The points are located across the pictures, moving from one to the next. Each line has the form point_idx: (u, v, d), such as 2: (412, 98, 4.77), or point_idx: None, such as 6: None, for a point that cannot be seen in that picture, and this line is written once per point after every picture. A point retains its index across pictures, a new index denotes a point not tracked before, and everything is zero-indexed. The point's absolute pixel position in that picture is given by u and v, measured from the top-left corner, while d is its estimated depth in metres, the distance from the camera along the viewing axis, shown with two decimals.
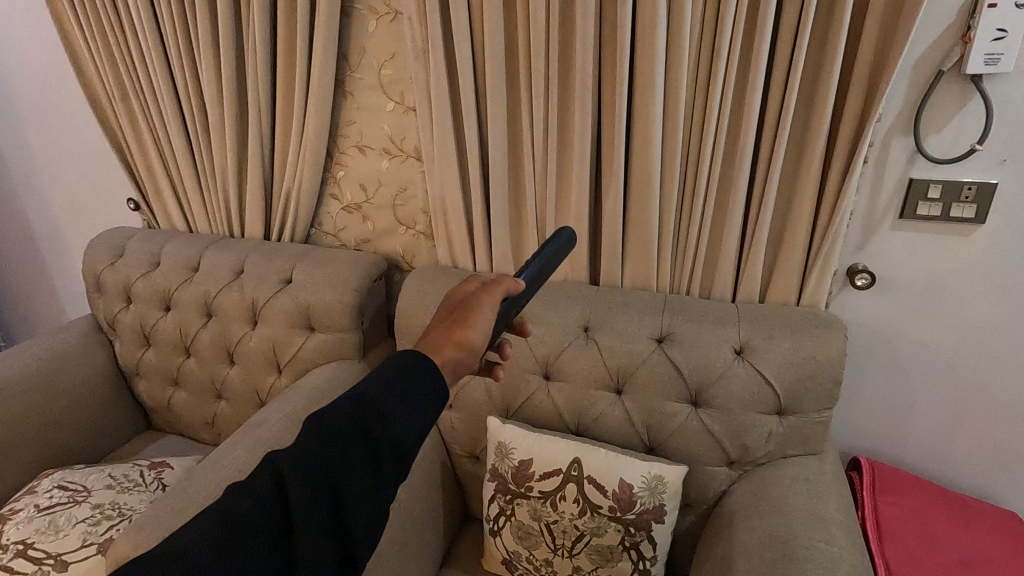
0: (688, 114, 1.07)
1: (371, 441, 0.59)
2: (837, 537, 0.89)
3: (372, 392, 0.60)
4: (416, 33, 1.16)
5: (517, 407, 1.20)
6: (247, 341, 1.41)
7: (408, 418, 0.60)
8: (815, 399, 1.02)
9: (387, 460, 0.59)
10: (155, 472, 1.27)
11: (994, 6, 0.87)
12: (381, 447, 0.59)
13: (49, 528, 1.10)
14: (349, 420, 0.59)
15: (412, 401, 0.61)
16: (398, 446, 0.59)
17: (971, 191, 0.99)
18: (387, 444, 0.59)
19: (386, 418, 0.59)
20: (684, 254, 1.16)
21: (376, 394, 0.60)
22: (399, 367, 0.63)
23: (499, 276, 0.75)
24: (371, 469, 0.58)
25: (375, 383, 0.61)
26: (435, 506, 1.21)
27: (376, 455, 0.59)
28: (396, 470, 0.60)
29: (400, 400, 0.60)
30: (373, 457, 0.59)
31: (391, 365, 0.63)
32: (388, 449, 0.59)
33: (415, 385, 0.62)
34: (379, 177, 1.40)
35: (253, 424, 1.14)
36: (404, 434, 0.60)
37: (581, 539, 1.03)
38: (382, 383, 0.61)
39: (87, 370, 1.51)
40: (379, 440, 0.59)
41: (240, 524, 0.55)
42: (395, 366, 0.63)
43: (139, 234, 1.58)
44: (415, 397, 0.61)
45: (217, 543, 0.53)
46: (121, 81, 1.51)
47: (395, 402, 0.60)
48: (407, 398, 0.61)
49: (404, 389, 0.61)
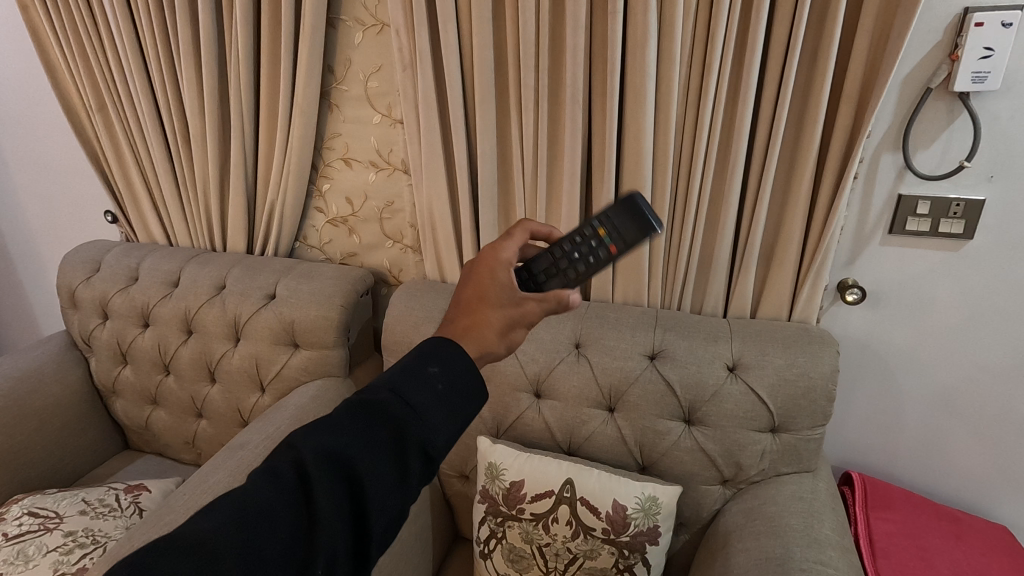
0: (680, 129, 1.06)
1: (400, 433, 0.50)
2: (833, 557, 0.88)
3: (408, 387, 0.52)
4: (404, 45, 1.14)
5: (507, 426, 1.18)
6: (228, 358, 1.37)
7: (444, 420, 0.52)
8: (808, 417, 1.01)
9: (413, 460, 0.50)
10: (132, 496, 1.22)
11: (980, 24, 0.87)
12: (407, 439, 0.50)
13: (18, 557, 1.05)
14: (376, 414, 0.51)
15: (449, 400, 0.52)
16: (426, 445, 0.51)
17: (959, 207, 0.99)
18: (415, 442, 0.50)
19: (419, 415, 0.51)
20: (675, 271, 1.15)
21: (411, 389, 0.51)
22: (438, 361, 0.54)
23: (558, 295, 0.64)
24: (397, 467, 0.50)
25: (408, 375, 0.53)
26: (425, 528, 1.18)
27: (398, 449, 0.50)
28: (422, 471, 0.51)
29: (434, 402, 0.51)
30: (400, 453, 0.50)
31: (432, 359, 0.54)
32: (416, 447, 0.50)
33: (451, 383, 0.53)
34: (365, 190, 1.37)
35: (234, 446, 1.10)
36: (436, 433, 0.51)
37: (575, 561, 1.01)
38: (413, 371, 0.53)
39: (60, 390, 1.46)
40: (407, 438, 0.50)
41: (259, 518, 0.46)
42: (433, 358, 0.54)
43: (118, 247, 1.54)
44: (454, 401, 0.52)
45: (235, 552, 0.45)
46: (97, 90, 1.47)
47: (429, 400, 0.51)
48: (443, 399, 0.52)
49: (439, 386, 0.52)
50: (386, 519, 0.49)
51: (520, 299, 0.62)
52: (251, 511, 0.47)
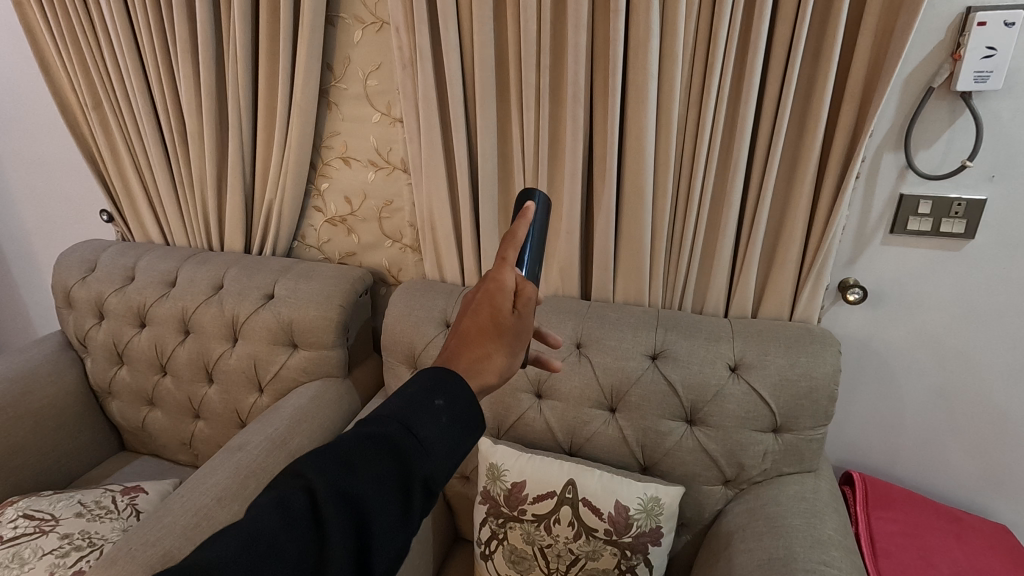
0: (681, 127, 1.05)
1: (407, 465, 0.50)
2: (836, 558, 0.87)
3: (415, 419, 0.51)
4: (404, 44, 1.13)
5: (508, 427, 1.17)
6: (225, 358, 1.35)
7: (447, 454, 0.52)
8: (811, 416, 1.01)
9: (417, 492, 0.50)
10: (128, 498, 1.21)
11: (983, 24, 0.87)
12: (415, 473, 0.50)
13: (12, 560, 1.04)
14: (381, 445, 0.50)
15: (453, 436, 0.52)
16: (430, 480, 0.51)
17: (960, 207, 0.99)
18: (419, 479, 0.50)
19: (424, 447, 0.51)
20: (676, 270, 1.15)
21: (418, 423, 0.51)
22: (446, 394, 0.53)
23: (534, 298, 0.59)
24: (401, 500, 0.49)
25: (415, 407, 0.52)
26: (425, 531, 1.17)
27: (402, 482, 0.50)
28: (424, 506, 0.51)
29: (437, 436, 0.52)
30: (405, 488, 0.50)
31: (441, 393, 0.53)
32: (420, 483, 0.50)
33: (457, 416, 0.53)
34: (364, 189, 1.36)
35: (233, 447, 1.09)
36: (438, 470, 0.52)
37: (576, 563, 1.00)
38: (420, 404, 0.52)
39: (55, 390, 1.44)
40: (414, 468, 0.50)
41: (267, 548, 0.45)
42: (439, 391, 0.53)
43: (114, 246, 1.53)
44: (457, 435, 0.53)
45: None
46: (92, 87, 1.46)
47: (434, 436, 0.51)
48: (448, 433, 0.52)
49: (445, 419, 0.52)
50: (389, 558, 0.48)
51: (525, 327, 0.58)
52: (259, 540, 0.45)
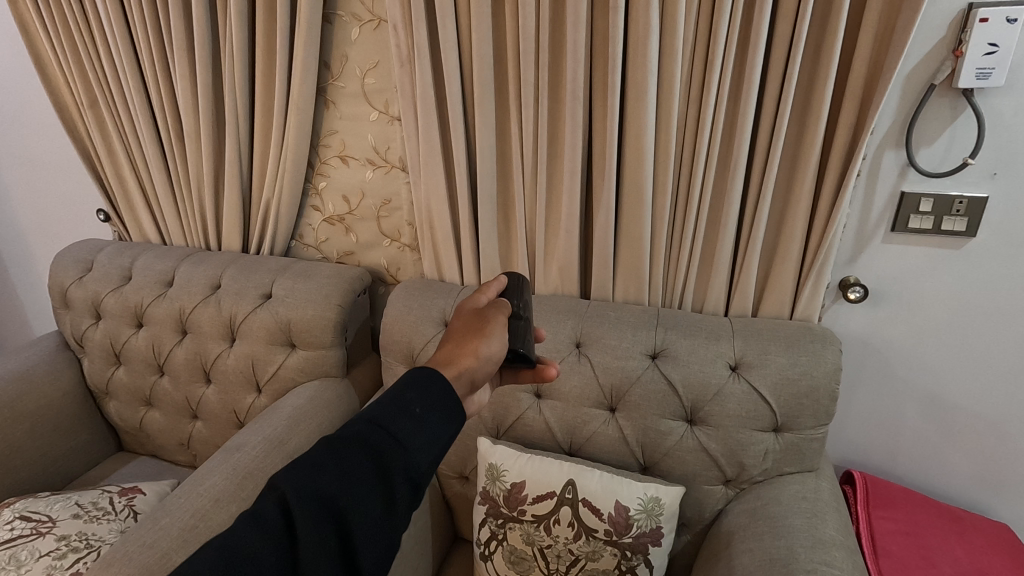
0: (681, 124, 1.04)
1: (383, 461, 0.50)
2: (837, 558, 0.87)
3: (386, 416, 0.52)
4: (402, 41, 1.12)
5: (507, 427, 1.17)
6: (223, 358, 1.35)
7: (425, 445, 0.52)
8: (812, 415, 1.00)
9: (398, 486, 0.50)
10: (126, 499, 1.21)
11: (985, 20, 0.86)
12: (392, 468, 0.50)
13: (9, 562, 1.03)
14: (356, 444, 0.51)
15: (430, 425, 0.53)
16: (411, 473, 0.51)
17: (961, 204, 0.98)
18: (399, 473, 0.50)
19: (398, 441, 0.51)
20: (676, 269, 1.14)
21: (389, 419, 0.52)
22: (416, 388, 0.54)
23: (502, 304, 0.69)
24: (383, 496, 0.50)
25: (388, 404, 0.53)
26: (424, 531, 1.17)
27: (380, 479, 0.50)
28: (410, 499, 0.51)
29: (411, 429, 0.52)
30: (385, 483, 0.50)
31: (409, 388, 0.54)
32: (401, 474, 0.50)
33: (429, 406, 0.54)
34: (362, 187, 1.36)
35: (230, 448, 1.08)
36: (420, 460, 0.52)
37: (577, 564, 0.99)
38: (391, 402, 0.53)
39: (52, 390, 1.44)
40: (391, 464, 0.50)
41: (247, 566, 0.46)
42: (411, 386, 0.55)
43: (111, 246, 1.52)
44: (433, 426, 0.53)
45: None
46: (88, 85, 1.44)
47: (410, 427, 0.52)
48: (421, 424, 0.52)
49: (418, 412, 0.53)
50: (376, 553, 0.49)
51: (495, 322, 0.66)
52: (237, 556, 0.47)
